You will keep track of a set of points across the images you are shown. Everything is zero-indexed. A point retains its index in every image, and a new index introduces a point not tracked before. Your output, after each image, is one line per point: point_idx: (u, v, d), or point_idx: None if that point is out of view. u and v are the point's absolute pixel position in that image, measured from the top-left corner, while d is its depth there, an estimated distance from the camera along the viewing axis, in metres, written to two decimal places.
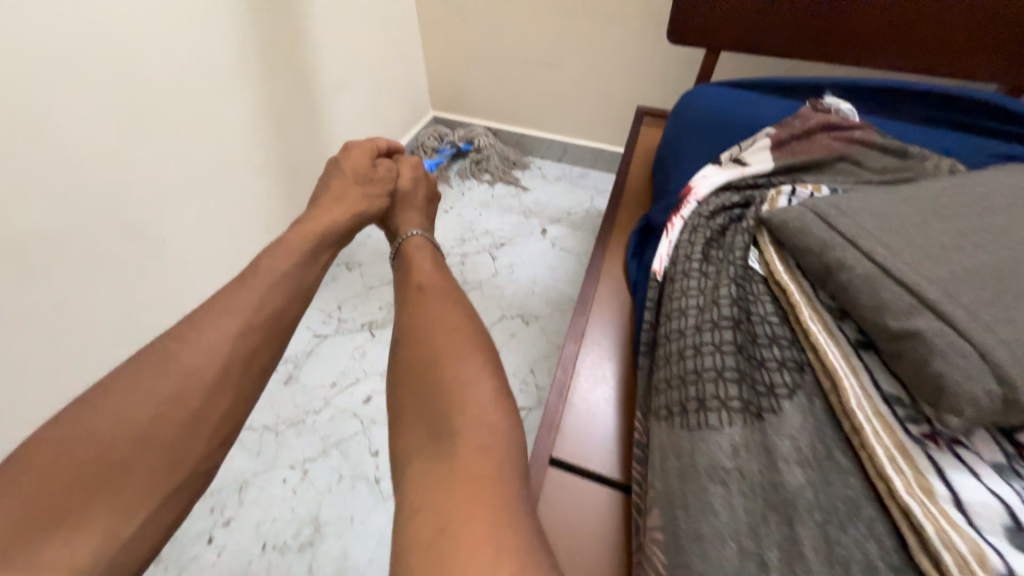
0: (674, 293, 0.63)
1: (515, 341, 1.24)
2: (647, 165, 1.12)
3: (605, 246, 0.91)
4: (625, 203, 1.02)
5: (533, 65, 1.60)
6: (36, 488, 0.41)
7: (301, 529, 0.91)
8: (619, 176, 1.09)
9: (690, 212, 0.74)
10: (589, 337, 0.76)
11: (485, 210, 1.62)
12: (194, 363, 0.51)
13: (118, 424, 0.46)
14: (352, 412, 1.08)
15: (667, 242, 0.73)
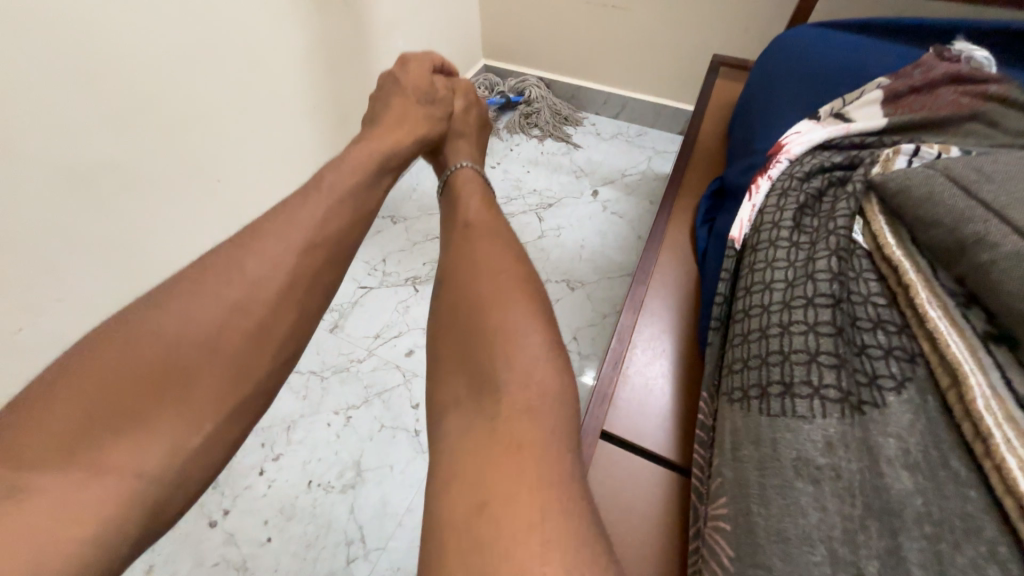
0: (756, 264, 0.56)
1: (558, 306, 1.20)
2: (721, 122, 1.00)
3: (670, 209, 0.84)
4: (694, 162, 0.93)
5: (598, 6, 1.46)
6: (113, 376, 0.44)
7: (344, 471, 0.94)
8: (688, 133, 0.99)
9: (780, 173, 0.65)
10: (649, 307, 0.70)
11: (533, 167, 1.54)
12: (258, 275, 0.52)
13: (186, 334, 0.48)
14: (394, 364, 1.09)
15: (750, 206, 0.64)
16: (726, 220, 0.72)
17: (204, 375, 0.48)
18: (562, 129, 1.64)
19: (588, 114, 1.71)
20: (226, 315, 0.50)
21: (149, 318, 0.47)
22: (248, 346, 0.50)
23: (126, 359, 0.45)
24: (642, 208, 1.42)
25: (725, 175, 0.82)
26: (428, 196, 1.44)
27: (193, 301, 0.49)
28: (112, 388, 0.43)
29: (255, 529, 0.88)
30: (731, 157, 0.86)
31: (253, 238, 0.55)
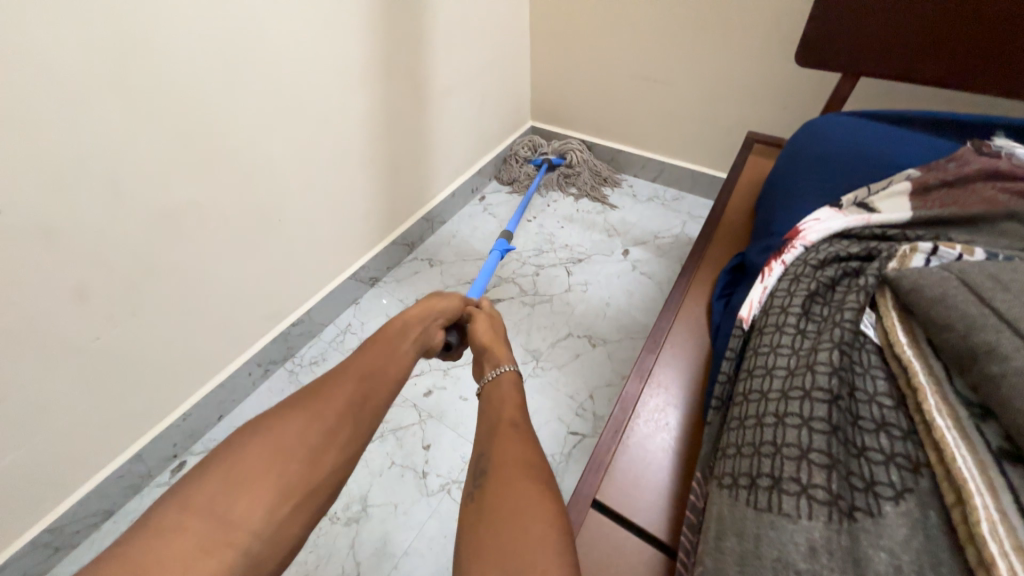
0: (762, 349, 0.57)
1: (578, 362, 1.20)
2: (751, 198, 1.02)
3: (690, 280, 0.85)
4: (719, 235, 0.94)
5: (638, 81, 1.56)
6: (257, 449, 0.49)
7: (351, 504, 0.97)
8: (716, 206, 1.01)
9: (794, 258, 0.65)
10: (656, 377, 0.71)
11: (567, 223, 1.61)
12: (374, 380, 0.61)
13: (315, 420, 0.53)
14: (412, 402, 1.13)
15: (762, 287, 0.65)
16: (741, 298, 0.73)
17: (292, 467, 0.49)
18: (599, 190, 1.71)
19: (625, 176, 1.78)
20: (316, 413, 0.54)
21: (291, 405, 0.54)
22: (325, 442, 0.52)
23: (236, 455, 0.48)
24: (673, 272, 1.43)
25: (746, 251, 0.83)
26: (466, 244, 1.57)
27: (290, 407, 0.54)
28: (246, 463, 0.48)
29: None
30: (755, 235, 0.87)
31: (365, 357, 0.63)
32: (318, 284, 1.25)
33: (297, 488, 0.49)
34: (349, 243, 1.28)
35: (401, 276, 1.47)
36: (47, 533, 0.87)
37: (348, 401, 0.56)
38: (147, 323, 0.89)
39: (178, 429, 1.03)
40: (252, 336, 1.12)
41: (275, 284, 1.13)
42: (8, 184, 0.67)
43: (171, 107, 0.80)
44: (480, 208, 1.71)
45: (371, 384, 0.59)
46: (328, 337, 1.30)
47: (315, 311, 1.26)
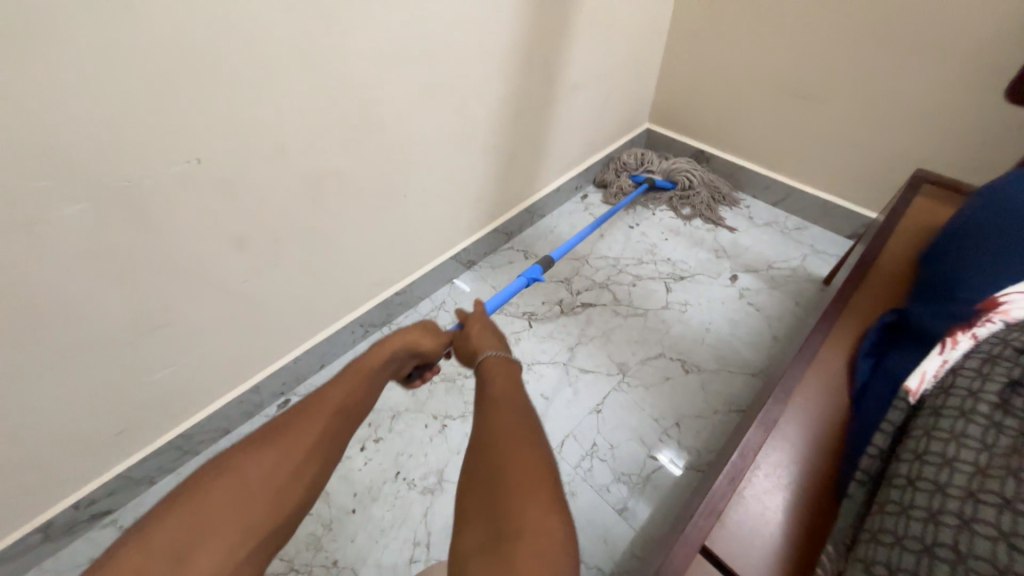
0: (936, 433, 0.50)
1: (667, 386, 1.15)
2: (915, 246, 0.89)
3: (831, 329, 0.77)
4: (869, 283, 0.84)
5: (782, 95, 1.43)
6: (216, 490, 0.54)
7: (428, 475, 1.02)
8: (869, 249, 0.90)
9: (989, 333, 0.56)
10: (781, 429, 0.65)
11: (672, 236, 1.54)
12: (334, 420, 0.62)
13: (276, 465, 0.57)
14: None
15: (942, 360, 0.57)
16: (900, 363, 0.64)
17: (253, 511, 0.54)
18: (715, 210, 1.60)
19: (743, 195, 1.66)
20: (277, 458, 0.57)
21: (254, 447, 0.57)
22: (288, 484, 0.56)
23: (201, 499, 0.53)
24: (786, 308, 1.31)
25: (911, 307, 0.73)
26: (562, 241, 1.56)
27: (253, 450, 0.57)
28: (205, 506, 0.52)
29: (345, 497, 0.99)
30: (921, 290, 0.77)
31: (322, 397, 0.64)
32: (424, 259, 1.31)
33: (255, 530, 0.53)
34: (457, 225, 1.32)
35: (497, 263, 1.49)
36: (181, 437, 1.01)
37: (314, 440, 0.60)
38: (282, 273, 0.99)
39: (288, 371, 1.14)
40: (361, 299, 1.20)
41: (391, 254, 1.20)
42: (209, 136, 0.75)
43: (336, 79, 0.86)
44: (582, 207, 1.68)
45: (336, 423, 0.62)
46: (423, 310, 1.36)
47: (417, 285, 1.32)
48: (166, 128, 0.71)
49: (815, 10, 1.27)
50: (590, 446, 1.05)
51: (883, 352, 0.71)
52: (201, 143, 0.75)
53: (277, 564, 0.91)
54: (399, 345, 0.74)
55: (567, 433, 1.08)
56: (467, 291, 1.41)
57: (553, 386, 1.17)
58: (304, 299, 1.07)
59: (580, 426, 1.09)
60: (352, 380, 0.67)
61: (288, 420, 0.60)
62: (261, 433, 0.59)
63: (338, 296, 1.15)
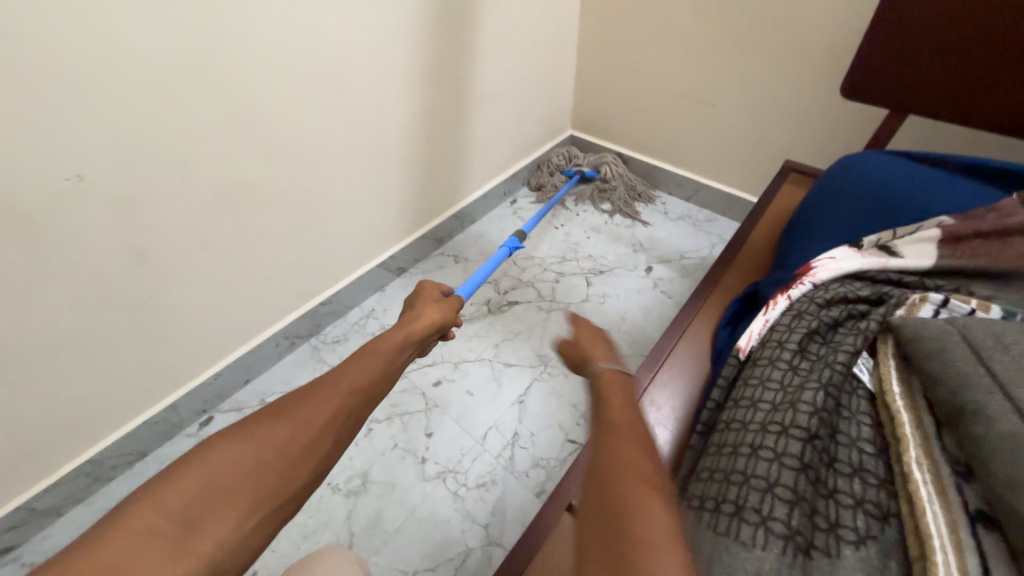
0: (750, 381, 0.58)
1: (585, 373, 1.22)
2: (778, 227, 1.00)
3: (701, 304, 0.85)
4: (737, 262, 0.94)
5: (683, 99, 1.56)
6: (227, 457, 0.49)
7: (353, 478, 1.03)
8: (740, 231, 1.00)
9: (799, 295, 0.65)
10: (649, 395, 0.72)
11: (594, 234, 1.63)
12: (353, 389, 0.61)
13: (299, 430, 0.54)
14: (421, 390, 1.19)
15: (764, 320, 0.66)
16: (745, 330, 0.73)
17: (269, 475, 0.50)
18: (631, 205, 1.71)
19: (659, 192, 1.78)
20: (300, 424, 0.54)
21: (271, 415, 0.54)
22: (306, 453, 0.53)
23: (212, 463, 0.48)
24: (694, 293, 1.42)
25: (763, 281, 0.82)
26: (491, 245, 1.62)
27: (273, 417, 0.54)
28: (219, 473, 0.48)
29: None
30: (774, 267, 0.87)
31: (341, 370, 0.63)
32: (349, 268, 1.33)
33: (271, 497, 0.49)
34: (380, 233, 1.35)
35: (427, 269, 1.53)
36: (89, 464, 0.98)
37: (334, 410, 0.57)
38: (190, 288, 0.98)
39: (206, 388, 1.12)
40: (282, 310, 1.21)
41: (312, 265, 1.22)
42: (94, 154, 0.76)
43: (231, 94, 0.88)
44: (511, 211, 1.75)
45: (350, 403, 0.59)
46: (351, 319, 1.38)
47: (343, 293, 1.34)
48: (45, 147, 0.71)
49: (700, 23, 1.40)
50: (512, 435, 1.10)
51: (738, 322, 0.80)
52: (85, 161, 0.76)
53: None
54: (431, 324, 0.85)
55: (490, 425, 1.12)
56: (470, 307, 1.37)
57: (479, 381, 1.21)
58: (219, 314, 1.07)
59: (502, 417, 1.13)
60: (386, 349, 0.71)
61: (312, 387, 0.58)
62: (279, 402, 0.56)
63: (257, 310, 1.15)
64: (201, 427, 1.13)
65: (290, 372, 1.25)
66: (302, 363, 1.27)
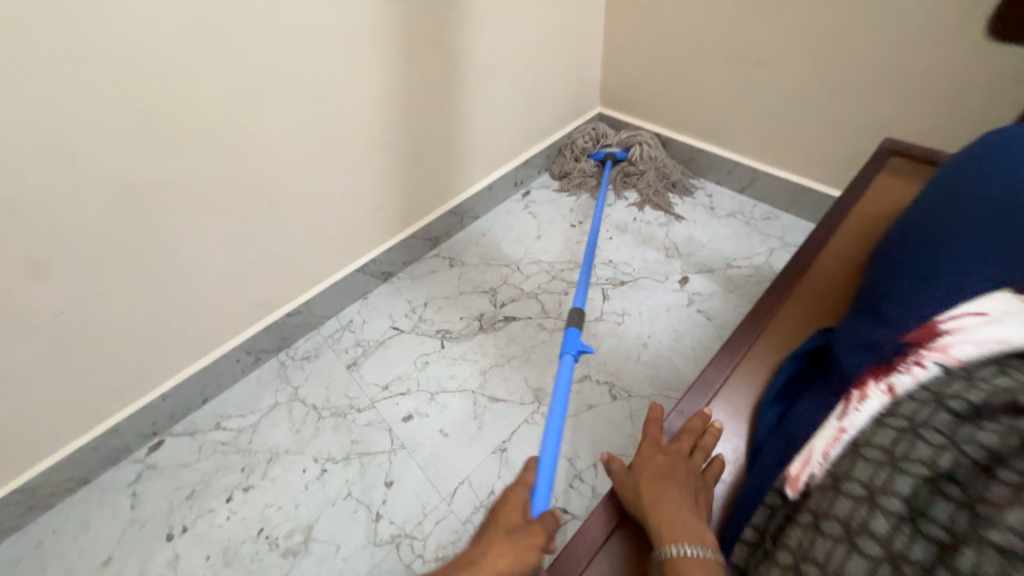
0: (819, 533, 0.40)
1: (588, 417, 0.97)
2: (865, 241, 0.70)
3: (735, 369, 0.61)
4: (797, 299, 0.66)
5: (736, 63, 1.22)
6: None
7: (294, 532, 0.87)
8: (805, 248, 0.70)
9: (903, 391, 0.44)
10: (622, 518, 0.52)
11: (618, 234, 1.34)
12: None
13: None
14: (388, 426, 1.00)
15: (841, 430, 0.46)
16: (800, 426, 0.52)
17: None
18: (664, 196, 1.41)
19: (704, 181, 1.45)
20: None
21: None
22: None
23: None
24: (739, 315, 1.12)
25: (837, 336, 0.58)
26: (493, 245, 1.38)
27: None
28: None
29: (196, 563, 0.85)
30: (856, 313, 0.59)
31: None
32: (321, 275, 1.16)
33: None
34: (356, 234, 1.17)
35: (417, 273, 1.32)
36: (20, 492, 0.90)
37: None
38: (115, 301, 0.86)
39: (153, 411, 1.01)
40: (239, 323, 1.07)
41: (275, 273, 1.07)
42: None
43: (135, 74, 0.73)
44: (521, 206, 1.49)
45: None
46: (326, 332, 1.21)
47: (315, 303, 1.18)
48: None
49: None
50: (486, 496, 0.88)
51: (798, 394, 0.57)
52: None
53: None
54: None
55: (461, 478, 0.91)
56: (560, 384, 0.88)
57: (456, 417, 1.00)
58: (156, 330, 0.94)
59: (478, 469, 0.91)
60: None
61: None
62: None
63: (208, 324, 1.01)
64: (150, 451, 1.02)
65: (252, 393, 1.10)
66: (266, 382, 1.12)
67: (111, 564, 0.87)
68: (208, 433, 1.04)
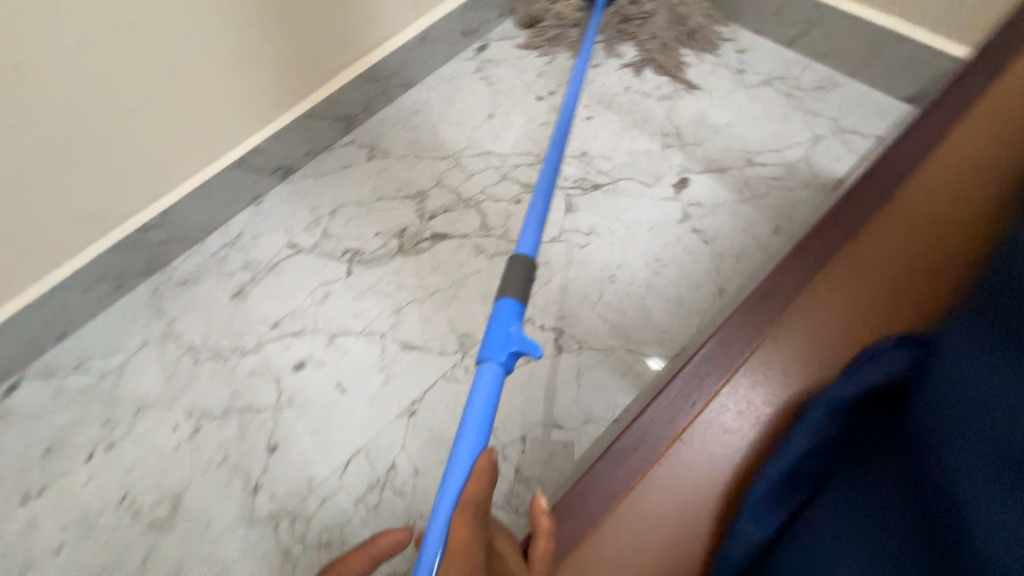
0: None
1: (521, 375, 0.74)
2: (898, 247, 0.51)
3: (706, 411, 0.47)
4: (784, 327, 0.49)
5: None
6: None
7: (160, 502, 0.73)
8: (837, 223, 0.53)
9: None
10: None
11: (601, 112, 0.95)
12: None
13: None
14: (276, 376, 0.80)
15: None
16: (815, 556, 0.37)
17: None
18: (675, 52, 0.97)
19: (735, 30, 0.99)
20: None
21: None
22: None
23: None
24: (749, 237, 0.80)
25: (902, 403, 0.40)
26: (429, 127, 1.01)
27: None
28: None
29: (52, 531, 0.73)
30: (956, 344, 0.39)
31: None
32: (179, 174, 0.85)
33: None
34: (216, 111, 0.82)
35: (325, 169, 0.99)
36: None
37: None
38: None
39: None
40: (68, 243, 0.79)
41: (96, 174, 0.76)
42: None
43: None
44: (472, 68, 1.07)
45: None
46: (209, 248, 0.94)
47: (182, 210, 0.89)
48: None
49: None
50: (385, 471, 0.71)
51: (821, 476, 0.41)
52: None
53: None
54: None
55: (358, 448, 0.73)
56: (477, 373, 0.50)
57: (359, 367, 0.79)
58: None
59: (378, 437, 0.73)
60: None
61: None
62: None
63: (15, 250, 0.75)
64: (2, 395, 0.84)
65: (119, 327, 0.88)
66: (136, 312, 0.89)
67: None
68: (68, 375, 0.85)
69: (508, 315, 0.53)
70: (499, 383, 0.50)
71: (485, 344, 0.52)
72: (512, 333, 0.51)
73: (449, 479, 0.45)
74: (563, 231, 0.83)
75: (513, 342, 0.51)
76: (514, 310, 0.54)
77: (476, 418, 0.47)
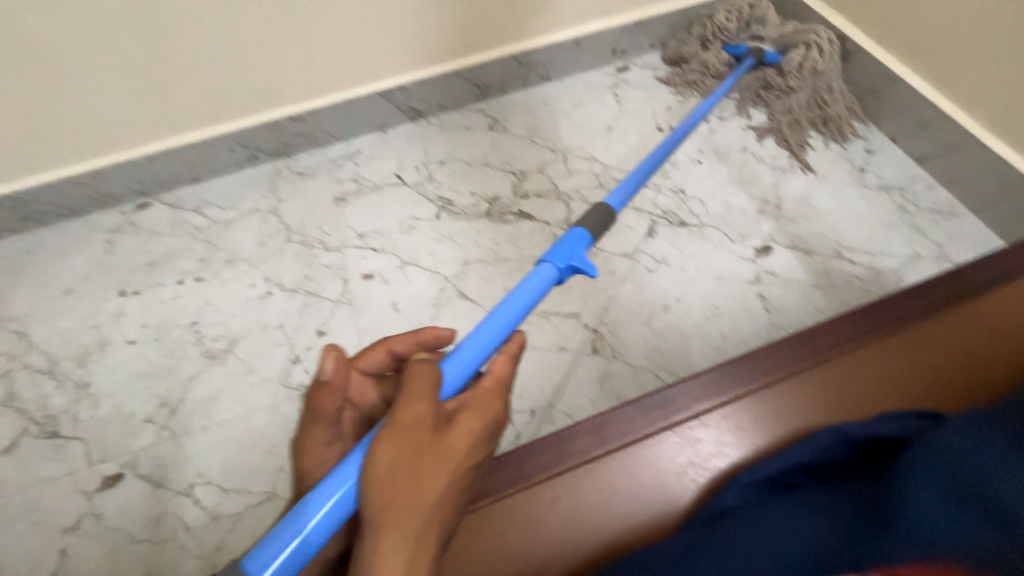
0: None
1: (552, 359, 0.79)
2: (965, 337, 0.51)
3: (719, 406, 0.49)
4: (826, 367, 0.50)
5: None
6: None
7: (219, 339, 0.84)
8: (895, 304, 0.53)
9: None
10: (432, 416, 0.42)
11: (711, 160, 0.98)
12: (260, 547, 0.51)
13: None
14: (345, 276, 0.90)
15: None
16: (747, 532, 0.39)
17: None
18: (803, 131, 0.99)
19: (871, 131, 1.00)
20: None
21: None
22: None
23: None
24: (812, 321, 0.81)
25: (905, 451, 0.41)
26: (550, 120, 1.08)
27: None
28: None
29: (133, 326, 0.86)
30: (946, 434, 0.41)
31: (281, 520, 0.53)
32: (336, 86, 0.99)
33: None
34: (386, 44, 0.96)
35: (449, 124, 1.09)
36: (12, 199, 0.92)
37: None
38: (73, 15, 0.76)
39: (139, 169, 0.96)
40: (232, 109, 0.95)
41: (279, 61, 0.92)
42: None
43: None
44: (608, 83, 1.14)
45: None
46: (331, 154, 1.06)
47: (325, 116, 1.02)
48: None
49: None
50: None
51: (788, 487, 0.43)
52: None
53: (42, 360, 0.83)
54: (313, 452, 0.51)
55: None
56: (540, 266, 0.61)
57: (416, 297, 0.87)
58: (140, 77, 0.86)
59: None
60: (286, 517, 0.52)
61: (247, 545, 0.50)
62: None
63: (197, 97, 0.92)
64: (135, 209, 1.00)
65: (239, 190, 1.02)
66: (255, 183, 1.03)
67: (70, 297, 0.90)
68: (188, 213, 0.99)
69: (577, 239, 0.65)
70: (550, 281, 0.61)
71: (551, 250, 0.63)
72: (576, 253, 0.63)
73: (486, 331, 0.54)
74: (637, 251, 0.88)
75: (575, 259, 0.62)
76: (582, 239, 0.65)
77: (527, 299, 0.57)
